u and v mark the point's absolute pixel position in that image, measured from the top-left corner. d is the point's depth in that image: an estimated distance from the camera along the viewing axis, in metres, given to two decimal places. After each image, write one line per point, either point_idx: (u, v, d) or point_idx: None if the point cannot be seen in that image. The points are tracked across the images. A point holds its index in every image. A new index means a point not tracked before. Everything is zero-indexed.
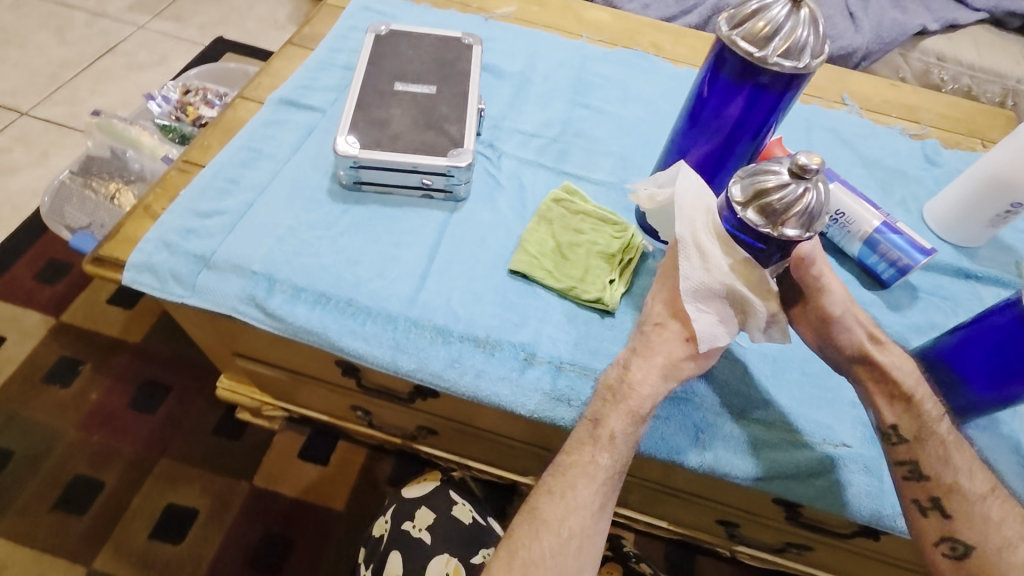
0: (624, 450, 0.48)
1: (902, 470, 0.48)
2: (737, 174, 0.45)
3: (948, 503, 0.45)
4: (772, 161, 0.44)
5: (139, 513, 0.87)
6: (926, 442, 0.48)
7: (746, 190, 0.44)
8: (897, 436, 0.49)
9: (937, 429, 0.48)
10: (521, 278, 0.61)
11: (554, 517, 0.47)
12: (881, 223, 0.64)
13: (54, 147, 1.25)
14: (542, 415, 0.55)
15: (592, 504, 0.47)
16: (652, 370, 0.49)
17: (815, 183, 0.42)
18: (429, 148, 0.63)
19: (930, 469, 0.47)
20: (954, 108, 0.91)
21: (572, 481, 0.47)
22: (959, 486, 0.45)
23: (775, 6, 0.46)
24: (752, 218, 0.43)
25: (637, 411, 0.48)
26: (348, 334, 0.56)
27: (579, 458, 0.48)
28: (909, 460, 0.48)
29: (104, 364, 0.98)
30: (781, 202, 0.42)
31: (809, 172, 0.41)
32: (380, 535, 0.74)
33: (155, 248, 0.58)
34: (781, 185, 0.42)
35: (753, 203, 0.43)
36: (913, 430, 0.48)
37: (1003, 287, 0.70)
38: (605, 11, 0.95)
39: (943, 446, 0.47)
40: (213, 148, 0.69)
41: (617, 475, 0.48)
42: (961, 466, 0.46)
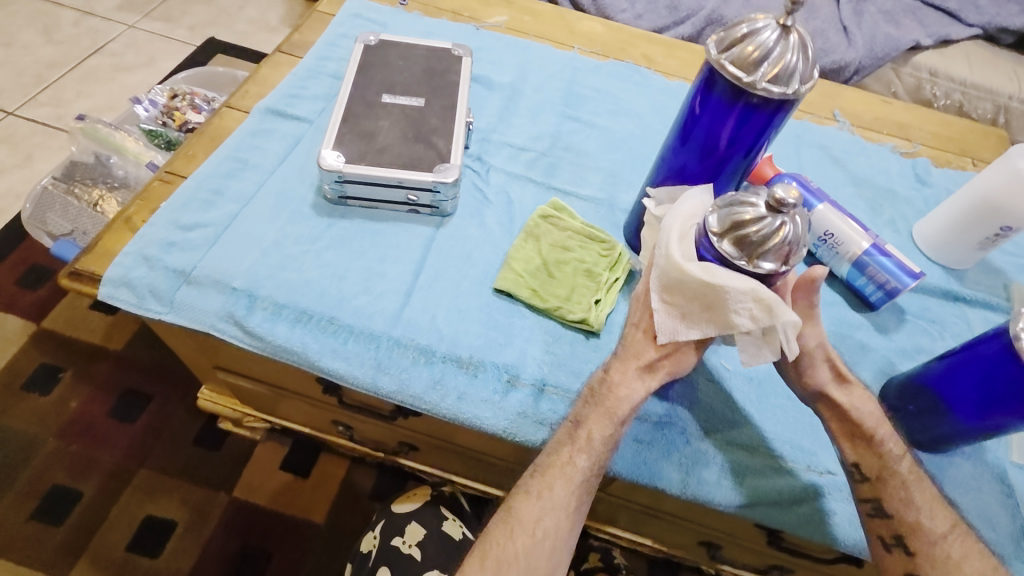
0: (604, 452, 0.48)
1: (866, 507, 0.49)
2: (713, 204, 0.44)
3: (912, 541, 0.46)
4: (749, 194, 0.44)
5: (117, 525, 0.85)
6: (888, 481, 0.48)
7: (723, 220, 0.43)
8: (859, 474, 0.49)
9: (899, 469, 0.48)
10: (506, 296, 0.60)
11: (529, 516, 0.48)
12: (870, 245, 0.63)
13: (39, 149, 1.23)
14: (522, 437, 0.54)
15: (568, 506, 0.48)
16: (635, 397, 0.48)
17: (792, 217, 0.41)
18: (417, 163, 0.62)
19: (893, 507, 0.48)
20: (946, 126, 0.91)
21: (548, 483, 0.48)
22: (921, 525, 0.47)
23: (765, 30, 0.46)
24: (728, 250, 0.42)
25: (615, 412, 0.48)
26: (329, 353, 0.55)
27: (557, 459, 0.49)
28: (872, 497, 0.49)
29: (85, 371, 0.97)
30: (758, 234, 0.42)
31: (785, 206, 0.41)
32: (368, 550, 0.72)
33: (134, 262, 0.56)
34: (758, 218, 0.42)
35: (730, 234, 0.43)
36: (875, 469, 0.49)
37: (991, 311, 0.69)
38: (598, 22, 0.95)
39: (904, 488, 0.48)
40: (196, 158, 0.67)
41: (594, 476, 0.49)
42: (922, 505, 0.47)
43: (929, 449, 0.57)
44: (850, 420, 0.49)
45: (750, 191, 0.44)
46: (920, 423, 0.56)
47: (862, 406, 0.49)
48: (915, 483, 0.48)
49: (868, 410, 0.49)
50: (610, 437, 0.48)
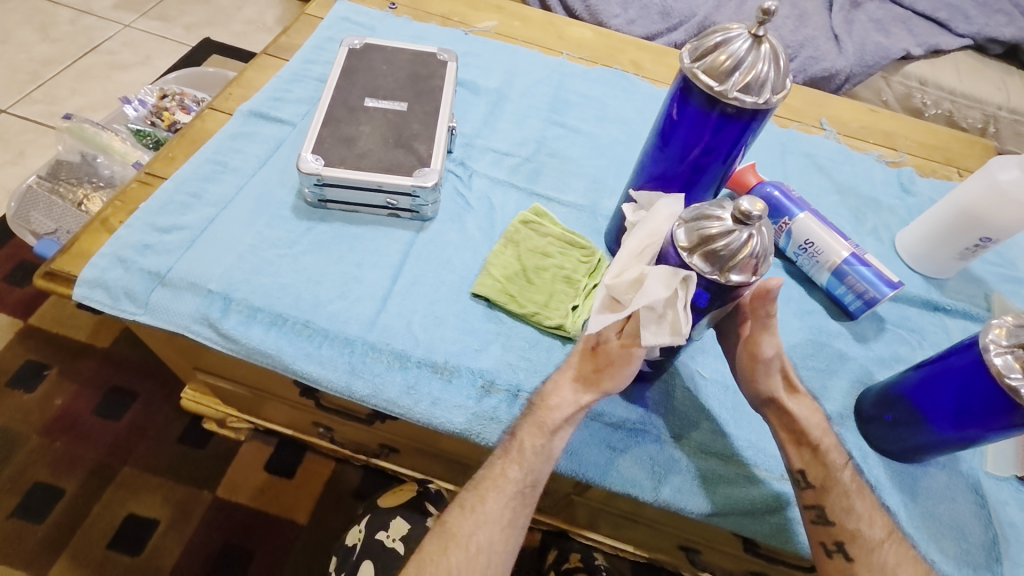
0: (539, 466, 0.49)
1: (810, 514, 0.49)
2: (680, 218, 0.43)
3: (852, 547, 0.47)
4: (718, 204, 0.42)
5: (98, 523, 0.85)
6: (831, 490, 0.48)
7: (691, 235, 0.42)
8: (804, 481, 0.49)
9: (841, 478, 0.48)
10: (484, 302, 0.60)
11: (463, 532, 0.49)
12: (849, 254, 0.63)
13: (32, 146, 1.23)
14: (471, 432, 0.54)
15: (502, 520, 0.49)
16: (565, 407, 0.49)
17: (758, 229, 0.40)
18: (396, 168, 0.62)
19: (834, 515, 0.48)
20: (931, 135, 0.91)
21: (482, 496, 0.49)
22: (860, 532, 0.47)
23: (737, 40, 0.46)
24: (695, 264, 0.41)
25: (547, 423, 0.49)
26: (303, 356, 0.55)
27: (490, 471, 0.50)
28: (816, 504, 0.48)
29: (70, 368, 0.97)
30: (724, 248, 0.40)
31: (751, 218, 0.39)
32: (353, 544, 0.72)
33: (109, 264, 0.56)
34: (725, 232, 0.40)
35: (698, 249, 0.41)
36: (820, 478, 0.48)
37: (971, 321, 0.70)
38: (588, 28, 0.95)
39: (846, 496, 0.48)
40: (177, 160, 0.67)
41: (529, 488, 0.49)
42: (862, 513, 0.48)
43: (903, 458, 0.57)
44: (797, 428, 0.50)
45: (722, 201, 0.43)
46: (895, 433, 0.56)
47: (807, 415, 0.50)
48: (855, 494, 0.48)
49: (814, 420, 0.50)
50: (541, 449, 0.49)
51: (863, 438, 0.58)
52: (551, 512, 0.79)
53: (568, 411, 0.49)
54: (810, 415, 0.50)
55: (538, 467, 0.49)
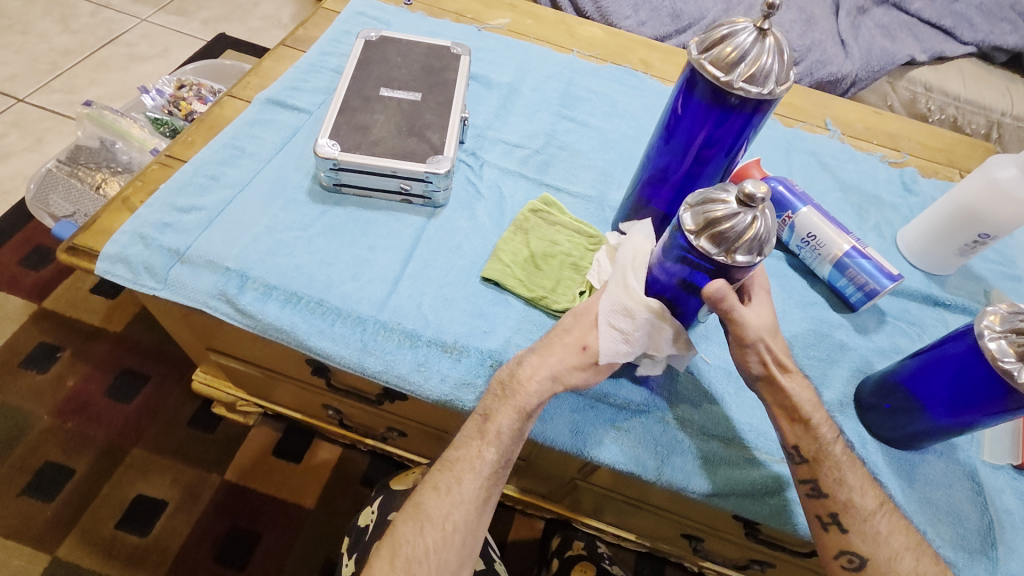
0: (509, 446, 0.50)
1: (805, 488, 0.50)
2: (686, 202, 0.43)
3: (846, 518, 0.48)
4: (723, 188, 0.42)
5: (108, 502, 0.87)
6: (822, 463, 0.49)
7: (697, 218, 0.42)
8: (798, 456, 0.50)
9: (833, 451, 0.49)
10: (493, 285, 0.62)
11: (439, 513, 0.49)
12: (851, 247, 0.64)
13: (49, 134, 1.26)
14: (449, 400, 0.55)
15: (474, 499, 0.50)
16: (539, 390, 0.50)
17: (762, 211, 0.40)
18: (409, 155, 0.63)
19: (827, 487, 0.49)
20: (934, 137, 0.93)
21: (458, 477, 0.50)
22: (853, 502, 0.48)
23: (743, 33, 0.47)
24: (704, 245, 0.41)
25: (522, 409, 0.49)
26: (316, 333, 0.56)
27: (466, 452, 0.51)
28: (811, 478, 0.49)
29: (84, 351, 0.99)
30: (730, 229, 0.40)
31: (755, 200, 0.39)
32: (366, 525, 0.72)
33: (130, 241, 0.58)
34: (731, 214, 0.40)
35: (705, 232, 0.41)
36: (811, 451, 0.49)
37: (970, 316, 0.71)
38: (598, 27, 0.97)
39: (837, 469, 0.49)
40: (196, 144, 0.69)
41: (501, 468, 0.51)
42: (853, 485, 0.49)
43: (902, 445, 0.58)
44: (789, 406, 0.49)
45: (728, 185, 0.43)
46: (893, 420, 0.57)
47: (798, 393, 0.49)
48: (847, 466, 0.49)
49: (805, 397, 0.49)
50: (516, 430, 0.50)
51: (863, 426, 0.59)
52: (554, 499, 0.81)
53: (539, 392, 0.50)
54: (803, 393, 0.49)
55: (512, 448, 0.50)
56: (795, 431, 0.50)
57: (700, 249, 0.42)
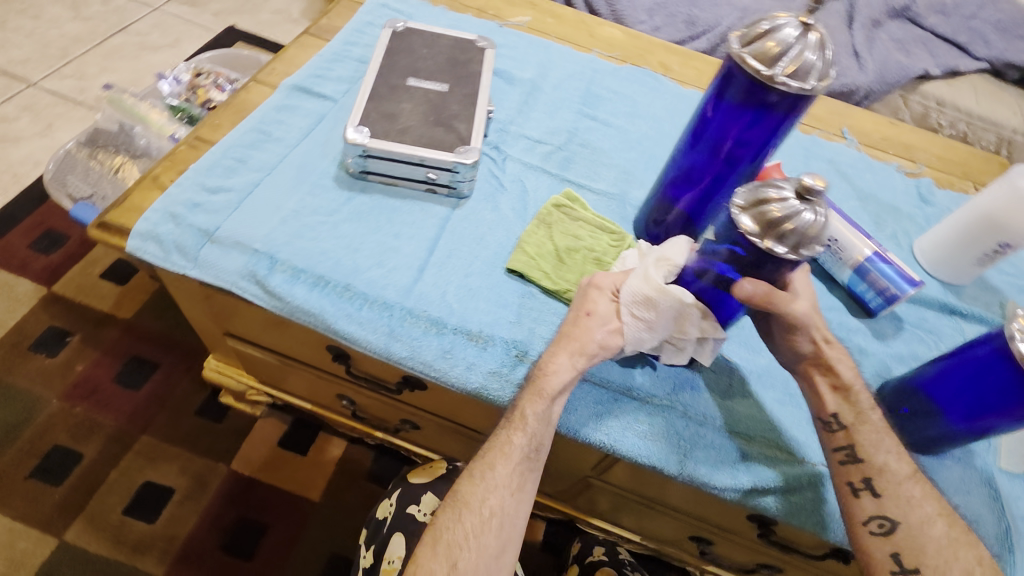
0: (539, 430, 0.50)
1: (839, 456, 0.51)
2: (738, 206, 0.42)
3: (879, 483, 0.49)
4: (770, 184, 0.42)
5: (116, 488, 0.86)
6: (864, 427, 0.50)
7: (757, 221, 0.41)
8: (835, 424, 0.51)
9: (868, 416, 0.51)
10: (518, 277, 0.62)
11: (475, 498, 0.50)
12: (872, 252, 0.65)
13: (60, 120, 1.25)
14: (483, 391, 0.55)
15: (512, 485, 0.50)
16: (562, 373, 0.50)
17: (818, 206, 0.40)
18: (437, 144, 0.63)
19: (864, 452, 0.50)
20: (950, 150, 0.94)
21: (490, 462, 0.51)
22: (887, 466, 0.49)
23: (786, 28, 0.48)
24: (776, 248, 0.40)
25: (545, 391, 0.50)
26: (343, 317, 0.56)
27: (498, 440, 0.51)
28: (846, 445, 0.51)
29: (93, 336, 0.98)
30: (796, 228, 0.40)
31: (815, 193, 0.39)
32: (385, 516, 0.73)
33: (161, 219, 0.58)
34: (794, 210, 0.40)
35: (771, 233, 0.40)
36: (850, 419, 0.51)
37: (986, 326, 0.71)
38: (617, 28, 0.98)
39: (875, 433, 0.50)
40: (223, 127, 0.69)
41: (533, 455, 0.51)
42: (891, 450, 0.50)
43: (921, 450, 0.58)
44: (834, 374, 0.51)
45: (774, 180, 0.42)
46: (913, 425, 0.57)
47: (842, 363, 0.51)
48: (884, 431, 0.51)
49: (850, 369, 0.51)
50: (542, 413, 0.50)
51: None
52: (563, 498, 0.81)
53: (565, 377, 0.50)
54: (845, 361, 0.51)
55: (541, 431, 0.50)
56: (834, 399, 0.52)
57: (769, 250, 0.41)
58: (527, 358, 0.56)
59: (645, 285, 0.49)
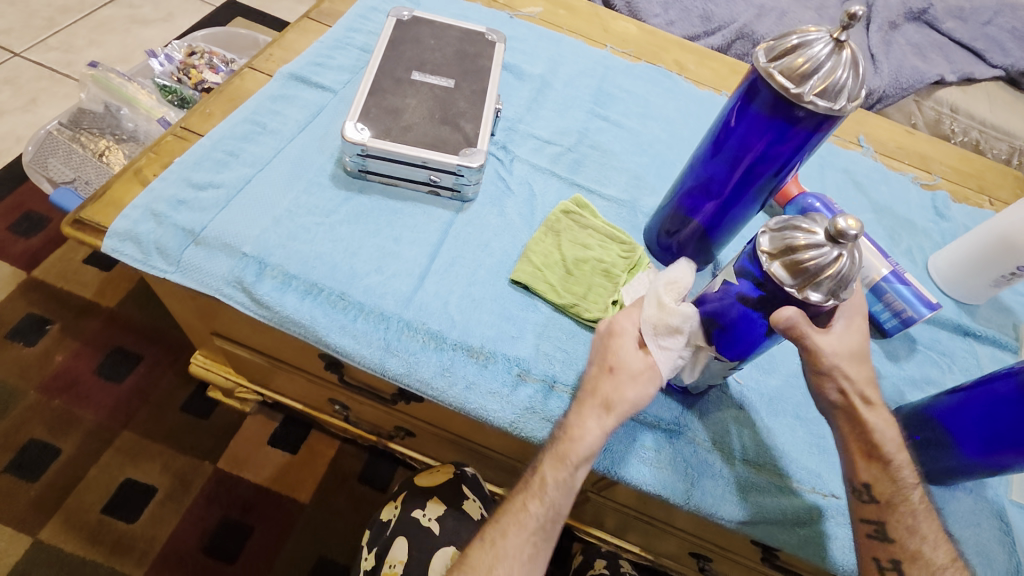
0: (557, 500, 0.48)
1: (867, 528, 0.48)
2: (770, 257, 0.41)
3: (910, 567, 0.46)
4: (793, 225, 0.40)
5: (93, 486, 0.83)
6: (895, 509, 0.47)
7: (792, 272, 0.40)
8: (867, 495, 0.48)
9: (911, 496, 0.47)
10: (522, 288, 0.59)
11: (482, 566, 0.48)
12: (890, 272, 0.61)
13: (45, 94, 1.20)
14: (518, 428, 0.53)
15: (523, 556, 0.48)
16: (591, 439, 0.47)
17: (850, 248, 0.38)
18: (441, 145, 0.60)
19: (896, 532, 0.47)
20: (965, 162, 0.91)
21: (504, 529, 0.49)
22: (922, 554, 0.46)
23: (817, 43, 0.44)
24: (814, 298, 0.40)
25: (568, 458, 0.47)
26: (337, 329, 0.53)
27: (513, 507, 0.50)
28: (876, 519, 0.48)
29: (73, 326, 0.94)
30: (832, 277, 0.39)
31: (849, 239, 0.38)
32: (388, 519, 0.71)
33: (142, 217, 0.55)
34: (830, 260, 0.38)
35: (809, 285, 0.40)
36: (886, 493, 0.47)
37: (1000, 349, 0.70)
38: (632, 23, 0.94)
39: (911, 516, 0.47)
40: (214, 117, 0.66)
41: (550, 523, 0.49)
42: (927, 535, 0.46)
43: (935, 481, 0.56)
44: (868, 440, 0.47)
45: (797, 219, 0.41)
46: (926, 454, 0.56)
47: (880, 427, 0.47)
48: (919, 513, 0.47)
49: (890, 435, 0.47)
50: (563, 483, 0.48)
51: None
52: None
53: (593, 442, 0.47)
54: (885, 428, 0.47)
55: (560, 500, 0.48)
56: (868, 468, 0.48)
57: (804, 299, 0.40)
58: (527, 376, 0.54)
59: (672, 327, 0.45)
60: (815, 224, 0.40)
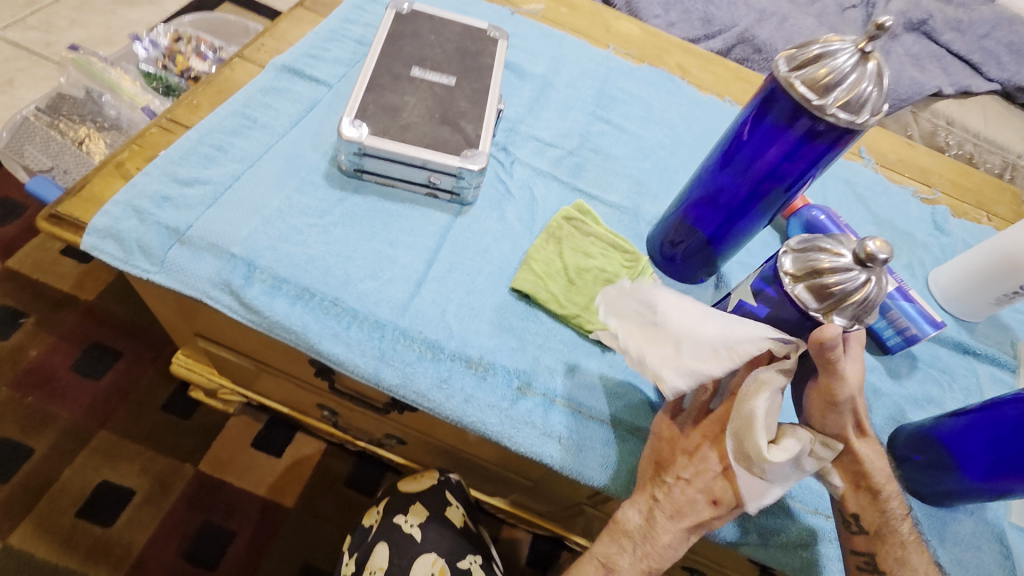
0: None
1: (858, 559, 0.47)
2: (794, 280, 0.40)
3: None
4: (817, 246, 0.39)
5: (68, 489, 0.80)
6: (886, 540, 0.46)
7: (817, 296, 0.39)
8: (857, 526, 0.47)
9: (900, 528, 0.46)
10: (522, 297, 0.57)
11: None
12: (894, 289, 0.60)
13: (21, 76, 1.15)
14: (529, 450, 0.50)
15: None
16: (678, 550, 0.44)
17: (878, 272, 0.37)
18: (442, 145, 0.58)
19: (887, 564, 0.46)
20: (964, 176, 0.91)
21: None
22: None
23: (842, 54, 0.43)
24: (839, 324, 0.39)
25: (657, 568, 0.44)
26: (329, 336, 0.51)
27: None
28: (868, 551, 0.47)
29: (49, 319, 0.91)
30: (858, 301, 0.38)
31: (878, 261, 0.36)
32: (370, 525, 0.69)
33: (123, 213, 0.52)
34: (855, 281, 0.37)
35: (835, 309, 0.39)
36: (875, 524, 0.46)
37: (998, 367, 0.69)
38: (635, 23, 0.92)
39: (901, 548, 0.46)
40: (201, 109, 0.63)
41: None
42: (918, 568, 0.45)
43: (932, 502, 0.56)
44: (857, 469, 0.45)
45: (820, 238, 0.40)
46: (928, 474, 0.55)
47: (872, 459, 0.45)
48: (908, 545, 0.46)
49: (880, 466, 0.45)
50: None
51: (897, 479, 0.57)
52: (550, 517, 0.79)
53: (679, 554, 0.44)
54: (876, 459, 0.45)
55: None
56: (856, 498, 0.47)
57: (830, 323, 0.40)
58: (528, 392, 0.52)
59: (784, 479, 0.40)
60: (840, 245, 0.38)
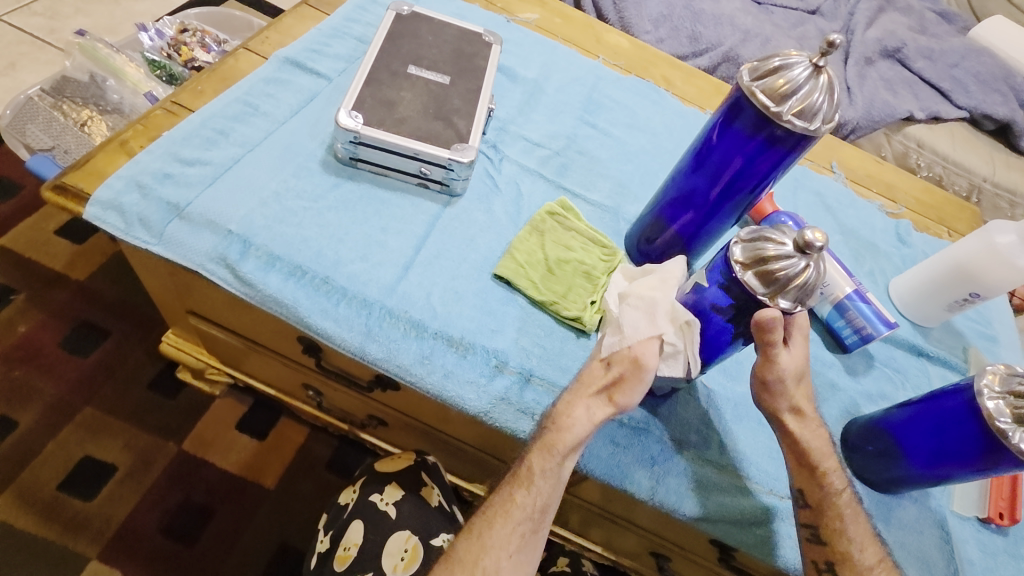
0: (544, 489, 0.48)
1: (806, 532, 0.52)
2: (743, 265, 0.43)
3: (842, 568, 0.49)
4: (763, 236, 0.43)
5: (52, 460, 0.81)
6: (825, 512, 0.51)
7: (764, 280, 0.43)
8: (802, 501, 0.52)
9: (838, 501, 0.51)
10: (504, 284, 0.61)
11: (469, 557, 0.49)
12: (853, 290, 0.65)
13: (25, 59, 1.17)
14: (503, 423, 0.54)
15: (510, 547, 0.48)
16: (578, 428, 0.47)
17: (816, 260, 0.42)
18: (433, 138, 0.61)
19: (828, 536, 0.50)
20: (928, 194, 0.96)
21: (489, 520, 0.49)
22: (850, 555, 0.49)
23: (798, 66, 0.48)
24: (784, 306, 0.43)
25: (555, 445, 0.48)
26: (319, 311, 0.54)
27: (502, 497, 0.50)
28: (812, 523, 0.51)
29: (40, 296, 0.92)
30: (799, 286, 0.42)
31: (813, 248, 0.41)
32: (346, 502, 0.71)
33: (126, 188, 0.55)
34: (793, 265, 0.42)
35: (782, 293, 0.43)
36: (816, 498, 0.51)
37: (949, 369, 0.74)
38: (624, 37, 0.97)
39: (839, 519, 0.50)
40: (206, 95, 0.66)
41: (538, 514, 0.49)
42: (854, 538, 0.50)
43: (882, 488, 0.60)
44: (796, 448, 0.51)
45: (766, 230, 0.43)
46: (878, 463, 0.59)
47: (809, 440, 0.50)
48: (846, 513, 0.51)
49: (816, 444, 0.51)
50: (549, 471, 0.48)
51: (850, 467, 0.61)
52: None
53: (581, 431, 0.47)
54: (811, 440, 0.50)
55: (548, 493, 0.48)
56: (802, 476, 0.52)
57: (775, 306, 0.44)
58: (506, 368, 0.55)
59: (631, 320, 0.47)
60: (783, 235, 0.43)
